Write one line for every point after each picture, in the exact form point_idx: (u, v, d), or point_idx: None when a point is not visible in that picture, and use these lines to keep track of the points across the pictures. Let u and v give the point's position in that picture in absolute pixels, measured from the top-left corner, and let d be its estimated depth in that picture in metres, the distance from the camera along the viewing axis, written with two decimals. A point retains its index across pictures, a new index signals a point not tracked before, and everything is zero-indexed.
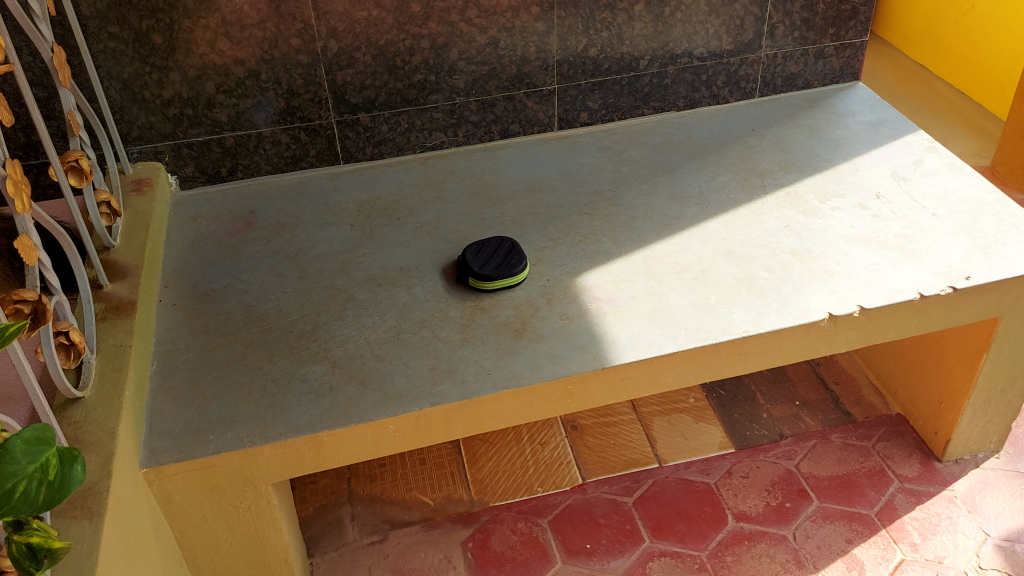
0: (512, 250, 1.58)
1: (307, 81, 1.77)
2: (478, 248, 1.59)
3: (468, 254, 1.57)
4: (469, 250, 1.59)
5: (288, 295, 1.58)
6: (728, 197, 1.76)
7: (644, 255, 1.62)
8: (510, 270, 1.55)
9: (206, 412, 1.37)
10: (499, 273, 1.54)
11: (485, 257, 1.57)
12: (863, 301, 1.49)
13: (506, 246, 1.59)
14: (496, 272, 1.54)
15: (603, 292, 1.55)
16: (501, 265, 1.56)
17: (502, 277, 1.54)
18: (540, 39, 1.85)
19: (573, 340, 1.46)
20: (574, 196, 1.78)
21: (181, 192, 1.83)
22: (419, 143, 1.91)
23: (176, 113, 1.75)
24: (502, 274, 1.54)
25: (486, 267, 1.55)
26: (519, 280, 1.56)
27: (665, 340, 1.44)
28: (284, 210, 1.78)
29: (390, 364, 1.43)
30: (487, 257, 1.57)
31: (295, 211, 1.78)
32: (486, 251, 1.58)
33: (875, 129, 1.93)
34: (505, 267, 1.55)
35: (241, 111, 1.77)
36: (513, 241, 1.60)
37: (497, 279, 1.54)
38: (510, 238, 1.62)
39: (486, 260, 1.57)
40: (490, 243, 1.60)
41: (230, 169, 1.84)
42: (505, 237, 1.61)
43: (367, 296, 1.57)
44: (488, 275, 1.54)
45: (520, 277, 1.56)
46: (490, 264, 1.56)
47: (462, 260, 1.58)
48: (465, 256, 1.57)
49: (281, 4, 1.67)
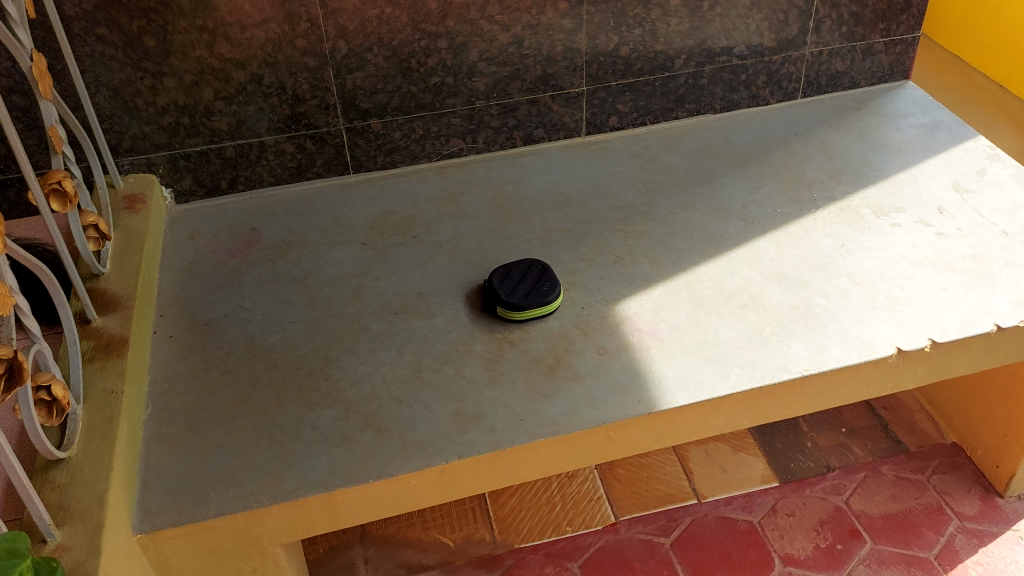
0: (543, 276, 1.44)
1: (314, 86, 1.61)
2: (507, 272, 1.44)
3: (494, 280, 1.42)
4: (496, 274, 1.44)
5: (295, 325, 1.43)
6: (774, 212, 1.61)
7: (686, 280, 1.47)
8: (543, 297, 1.40)
9: (206, 463, 1.22)
10: (531, 301, 1.39)
11: (515, 282, 1.42)
12: (934, 334, 1.35)
13: (538, 271, 1.45)
14: (528, 299, 1.39)
15: (642, 322, 1.40)
16: (533, 291, 1.41)
17: (532, 306, 1.39)
18: (568, 37, 1.69)
19: (613, 379, 1.31)
20: (606, 210, 1.63)
21: (178, 207, 1.69)
22: (435, 151, 1.76)
23: (171, 122, 1.59)
24: (534, 302, 1.39)
25: (515, 294, 1.40)
26: (552, 308, 1.41)
27: (716, 380, 1.30)
28: (289, 227, 1.63)
29: (410, 408, 1.28)
30: (517, 282, 1.42)
31: (302, 228, 1.63)
32: (517, 276, 1.44)
33: (930, 134, 1.78)
34: (538, 294, 1.40)
35: (242, 119, 1.62)
36: (545, 265, 1.46)
37: (527, 308, 1.39)
38: (542, 261, 1.47)
39: (517, 285, 1.42)
40: (520, 267, 1.46)
41: (230, 182, 1.69)
42: (537, 261, 1.47)
43: (382, 326, 1.42)
44: (519, 302, 1.39)
45: (554, 304, 1.41)
46: (521, 290, 1.41)
47: (489, 284, 1.43)
48: (493, 280, 1.42)
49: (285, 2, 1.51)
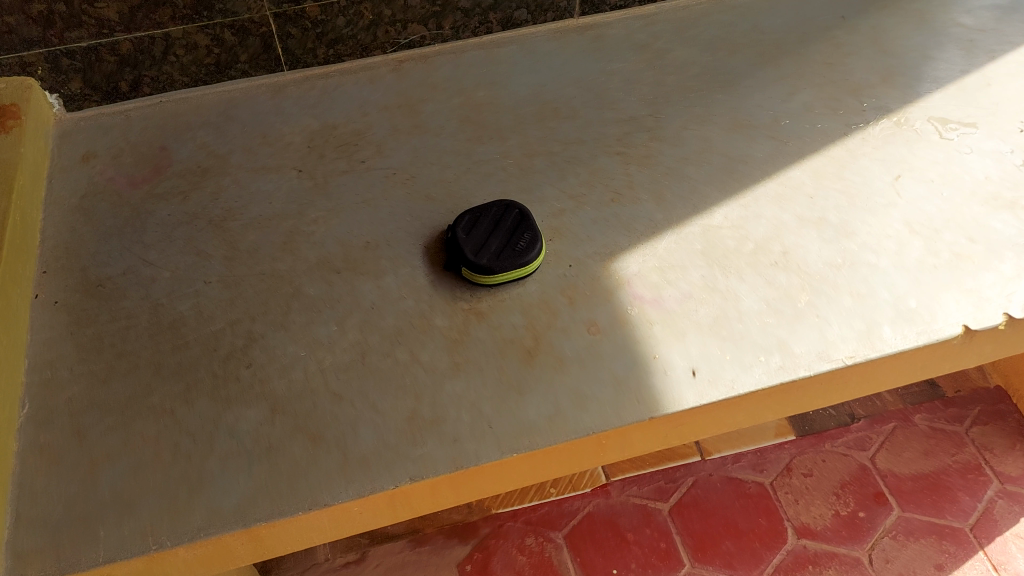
0: (521, 226, 1.15)
1: None
2: (475, 222, 1.15)
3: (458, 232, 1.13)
4: (461, 224, 1.15)
5: (212, 285, 1.14)
6: (812, 127, 1.29)
7: (700, 227, 1.18)
8: (518, 258, 1.11)
9: (95, 485, 0.95)
10: (502, 263, 1.10)
11: (484, 237, 1.13)
12: (1012, 307, 1.05)
13: (515, 220, 1.15)
14: (499, 261, 1.10)
15: (643, 289, 1.11)
16: (505, 250, 1.12)
17: (507, 268, 1.10)
18: None
19: (606, 369, 1.04)
20: (602, 123, 1.31)
21: (68, 115, 1.36)
22: (389, 40, 1.42)
23: (43, 12, 1.22)
24: (506, 264, 1.10)
25: (485, 253, 1.11)
26: (529, 270, 1.12)
27: (737, 372, 1.03)
28: (206, 144, 1.33)
29: (352, 408, 1.02)
30: (487, 237, 1.13)
31: (223, 147, 1.32)
32: (487, 228, 1.14)
33: (1008, 19, 1.43)
34: (512, 253, 1.11)
35: (136, 6, 1.25)
36: (525, 212, 1.16)
37: (500, 272, 1.10)
38: (522, 205, 1.17)
39: (486, 240, 1.13)
40: (493, 214, 1.16)
41: (132, 83, 1.36)
42: (516, 204, 1.17)
43: (319, 290, 1.13)
44: (486, 265, 1.10)
45: (532, 265, 1.12)
46: (491, 247, 1.12)
47: (451, 238, 1.14)
48: (455, 233, 1.13)
49: None
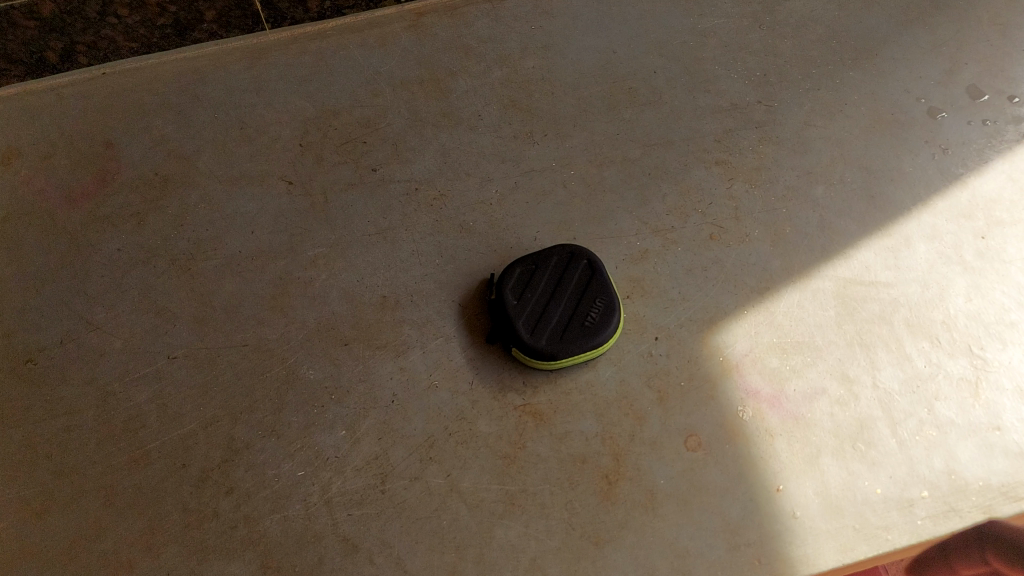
0: (592, 287, 0.84)
1: None
2: (527, 280, 0.84)
3: (507, 299, 0.83)
4: (508, 283, 0.84)
5: (178, 363, 0.86)
6: (981, 124, 0.95)
7: (834, 283, 0.86)
8: (587, 340, 0.81)
9: None
10: (566, 349, 0.81)
11: (540, 306, 0.83)
12: None
13: (583, 277, 0.84)
14: (561, 347, 0.81)
15: (759, 379, 0.82)
16: (569, 327, 0.82)
17: (573, 353, 0.81)
18: None
19: (711, 510, 0.77)
20: (697, 111, 0.97)
21: None
22: None
23: None
24: (571, 350, 0.81)
25: (542, 332, 0.81)
26: (601, 352, 0.82)
27: (895, 517, 0.76)
28: (166, 140, 0.98)
29: (371, 564, 0.76)
30: (544, 305, 0.83)
31: (187, 145, 0.98)
32: (544, 290, 0.84)
33: None
34: (579, 333, 0.81)
35: None
36: (596, 263, 0.85)
37: (563, 359, 0.81)
38: (592, 251, 0.86)
39: (544, 311, 0.83)
40: (552, 268, 0.85)
41: (61, 51, 1.01)
42: (584, 251, 0.86)
43: (320, 374, 0.85)
44: (543, 352, 0.81)
45: (606, 346, 0.82)
46: (549, 322, 0.82)
47: (495, 305, 0.84)
48: (500, 300, 0.83)
49: None
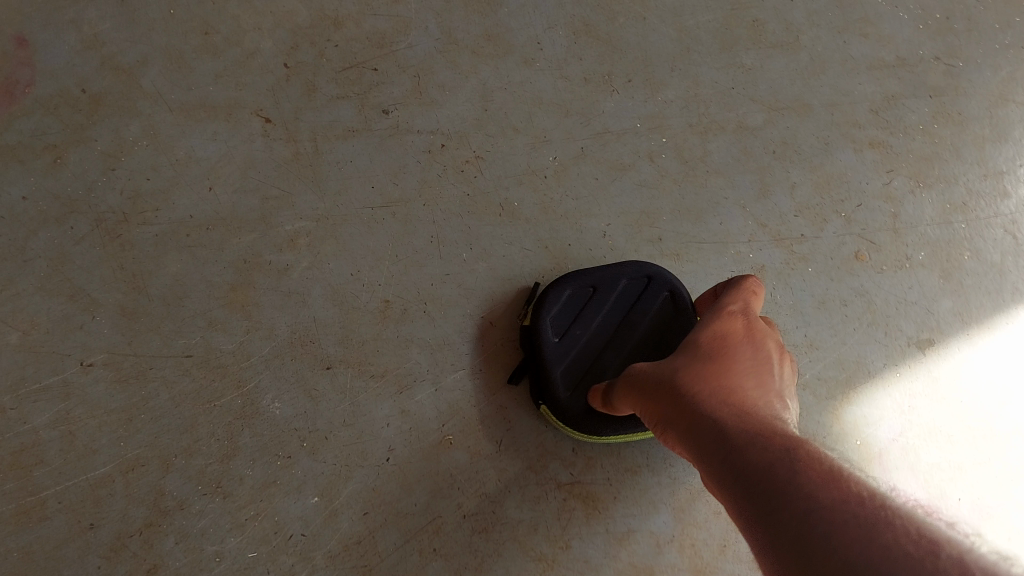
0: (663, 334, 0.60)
1: None
2: (578, 309, 0.60)
3: (544, 333, 0.59)
4: (550, 311, 0.59)
5: (94, 375, 0.60)
6: None
7: (1014, 337, 0.66)
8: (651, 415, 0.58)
9: None
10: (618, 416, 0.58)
11: (592, 351, 0.60)
12: None
13: (658, 318, 0.61)
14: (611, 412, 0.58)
15: (937, 470, 0.62)
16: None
17: (621, 430, 0.59)
18: None
19: None
20: (863, 62, 0.71)
21: None
22: None
23: None
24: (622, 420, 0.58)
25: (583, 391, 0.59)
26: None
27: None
28: (92, 32, 0.67)
29: None
30: (598, 352, 0.60)
31: (121, 41, 0.67)
32: (600, 328, 0.60)
33: None
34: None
35: None
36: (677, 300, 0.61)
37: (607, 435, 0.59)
38: (676, 279, 0.61)
39: (596, 362, 0.59)
40: (616, 296, 0.61)
41: None
42: (665, 278, 0.61)
43: (290, 411, 0.60)
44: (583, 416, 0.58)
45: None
46: (602, 377, 0.59)
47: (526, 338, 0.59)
48: (536, 334, 0.58)
49: None
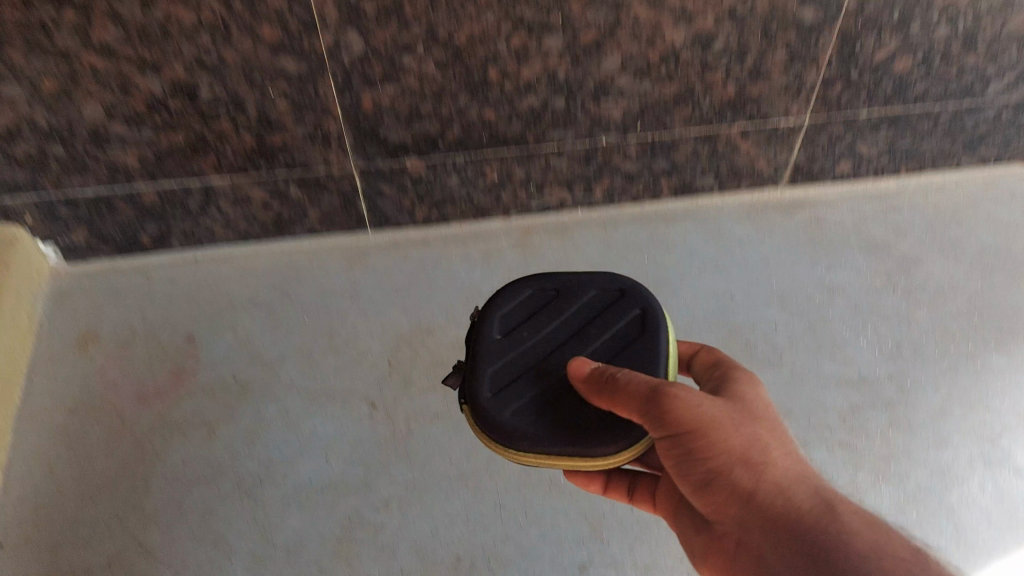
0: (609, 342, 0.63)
1: (301, 109, 0.82)
2: (530, 313, 0.66)
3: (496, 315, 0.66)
4: (500, 309, 0.66)
5: None
6: None
7: (1008, 570, 0.74)
8: (599, 436, 0.58)
9: None
10: (532, 398, 0.61)
11: (542, 341, 0.64)
12: None
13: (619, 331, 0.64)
14: (524, 386, 0.61)
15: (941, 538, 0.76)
16: (559, 384, 0.61)
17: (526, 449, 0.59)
18: (799, 43, 0.82)
19: None
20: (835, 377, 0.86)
21: (70, 268, 0.97)
22: (517, 203, 0.99)
23: (32, 157, 0.81)
24: (538, 396, 0.61)
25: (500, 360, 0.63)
26: (620, 462, 0.59)
27: None
28: (248, 340, 0.91)
29: None
30: (541, 347, 0.64)
31: (270, 347, 0.91)
32: (552, 330, 0.65)
33: None
34: (586, 411, 0.59)
35: (166, 153, 0.84)
36: (653, 335, 0.62)
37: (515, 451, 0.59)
38: (648, 299, 0.65)
39: (543, 355, 0.63)
40: (583, 302, 0.66)
41: (158, 236, 0.95)
42: (637, 298, 0.65)
43: None
44: (494, 381, 0.62)
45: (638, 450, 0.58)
46: (539, 372, 0.62)
47: (470, 331, 0.66)
48: (481, 330, 0.65)
49: None
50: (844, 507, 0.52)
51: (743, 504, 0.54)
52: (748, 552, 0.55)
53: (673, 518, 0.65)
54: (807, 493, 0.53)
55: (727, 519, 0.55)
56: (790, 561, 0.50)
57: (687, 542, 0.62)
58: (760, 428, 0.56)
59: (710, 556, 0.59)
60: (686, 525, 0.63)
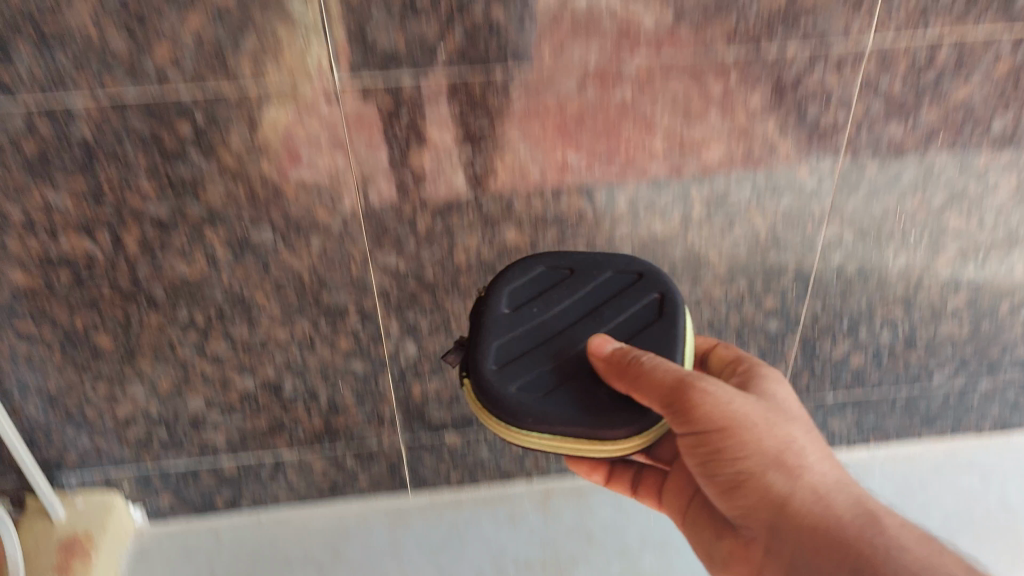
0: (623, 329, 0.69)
1: (362, 398, 0.99)
2: (541, 290, 0.73)
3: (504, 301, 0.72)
4: (511, 284, 0.73)
5: None
6: None
7: None
8: (614, 417, 0.63)
9: None
10: (535, 375, 0.66)
11: (558, 317, 0.71)
12: None
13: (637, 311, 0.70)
14: (528, 363, 0.67)
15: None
16: (566, 365, 0.67)
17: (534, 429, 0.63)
18: (767, 345, 1.01)
19: None
20: None
21: (152, 529, 1.11)
22: (538, 468, 1.13)
23: (141, 437, 0.99)
24: (544, 372, 0.67)
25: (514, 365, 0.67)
26: (627, 452, 0.64)
27: None
28: None
29: None
30: (543, 317, 0.71)
31: None
32: (565, 306, 0.71)
33: None
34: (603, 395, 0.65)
35: (248, 433, 1.01)
36: (671, 318, 0.69)
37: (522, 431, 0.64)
38: (665, 281, 0.72)
39: (554, 331, 0.70)
40: (598, 281, 0.73)
41: (230, 500, 1.10)
42: (653, 285, 0.72)
43: None
44: (499, 354, 0.68)
45: (642, 443, 0.64)
46: (553, 362, 0.68)
47: (480, 299, 0.72)
48: (490, 301, 0.71)
49: (326, 296, 0.88)
50: (883, 519, 0.61)
51: (762, 471, 0.64)
52: (776, 544, 0.64)
53: (690, 516, 0.76)
54: (844, 499, 0.63)
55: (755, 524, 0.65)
56: (825, 550, 0.60)
57: (704, 532, 0.74)
58: (791, 430, 0.66)
59: (734, 561, 0.69)
60: (703, 512, 0.74)
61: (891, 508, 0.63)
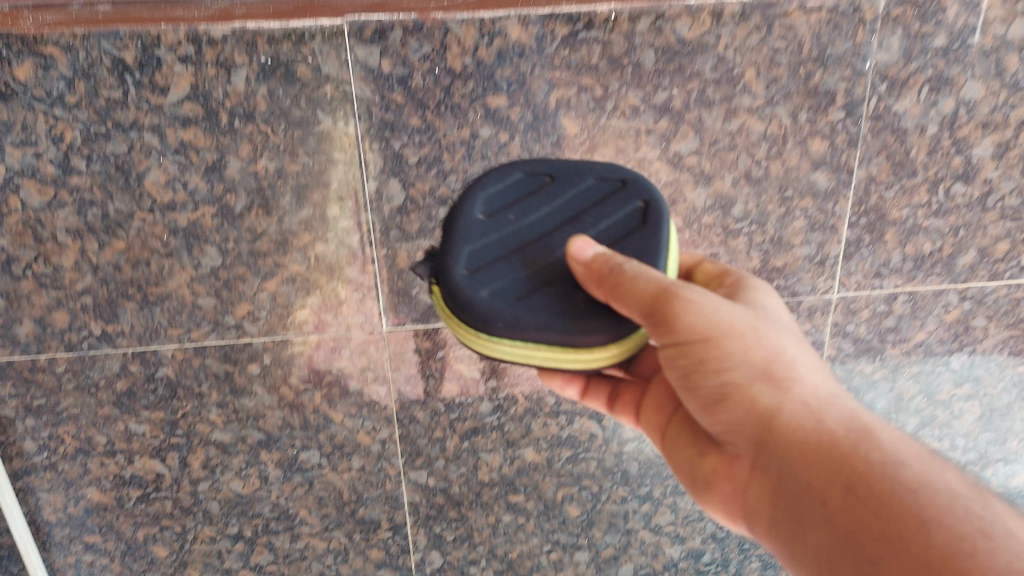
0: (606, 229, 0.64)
1: None
2: (520, 197, 0.67)
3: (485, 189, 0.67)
4: (487, 188, 0.67)
5: None
6: None
7: None
8: (592, 323, 0.59)
9: None
10: (509, 281, 0.62)
11: (534, 226, 0.66)
12: None
13: (621, 217, 0.65)
14: (502, 270, 0.63)
15: None
16: (542, 272, 0.63)
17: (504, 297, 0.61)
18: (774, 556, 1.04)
19: None
20: None
21: None
22: None
23: None
24: (518, 279, 0.62)
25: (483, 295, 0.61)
26: (605, 363, 0.60)
27: None
28: None
29: None
30: (522, 216, 0.66)
31: None
32: (543, 214, 0.66)
33: None
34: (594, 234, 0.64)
35: None
36: (655, 226, 0.64)
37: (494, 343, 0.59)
38: (650, 190, 0.66)
39: (533, 239, 0.65)
40: (581, 183, 0.68)
41: None
42: (638, 186, 0.67)
43: None
44: (471, 260, 0.63)
45: (620, 354, 0.59)
46: (522, 293, 0.61)
47: (454, 204, 0.67)
48: (463, 205, 0.66)
49: (359, 507, 0.95)
50: (875, 431, 0.56)
51: (758, 393, 0.59)
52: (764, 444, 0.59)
53: (669, 432, 0.74)
54: (834, 414, 0.57)
55: (738, 438, 0.62)
56: (815, 465, 0.55)
57: (685, 453, 0.70)
58: (780, 341, 0.61)
59: (716, 482, 0.66)
60: (683, 433, 0.71)
61: (889, 425, 0.58)
